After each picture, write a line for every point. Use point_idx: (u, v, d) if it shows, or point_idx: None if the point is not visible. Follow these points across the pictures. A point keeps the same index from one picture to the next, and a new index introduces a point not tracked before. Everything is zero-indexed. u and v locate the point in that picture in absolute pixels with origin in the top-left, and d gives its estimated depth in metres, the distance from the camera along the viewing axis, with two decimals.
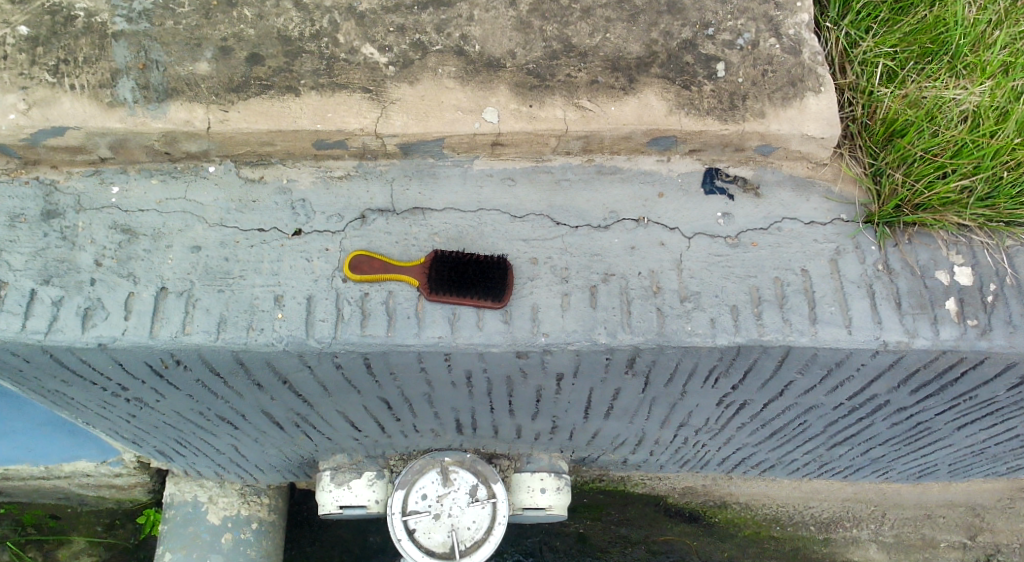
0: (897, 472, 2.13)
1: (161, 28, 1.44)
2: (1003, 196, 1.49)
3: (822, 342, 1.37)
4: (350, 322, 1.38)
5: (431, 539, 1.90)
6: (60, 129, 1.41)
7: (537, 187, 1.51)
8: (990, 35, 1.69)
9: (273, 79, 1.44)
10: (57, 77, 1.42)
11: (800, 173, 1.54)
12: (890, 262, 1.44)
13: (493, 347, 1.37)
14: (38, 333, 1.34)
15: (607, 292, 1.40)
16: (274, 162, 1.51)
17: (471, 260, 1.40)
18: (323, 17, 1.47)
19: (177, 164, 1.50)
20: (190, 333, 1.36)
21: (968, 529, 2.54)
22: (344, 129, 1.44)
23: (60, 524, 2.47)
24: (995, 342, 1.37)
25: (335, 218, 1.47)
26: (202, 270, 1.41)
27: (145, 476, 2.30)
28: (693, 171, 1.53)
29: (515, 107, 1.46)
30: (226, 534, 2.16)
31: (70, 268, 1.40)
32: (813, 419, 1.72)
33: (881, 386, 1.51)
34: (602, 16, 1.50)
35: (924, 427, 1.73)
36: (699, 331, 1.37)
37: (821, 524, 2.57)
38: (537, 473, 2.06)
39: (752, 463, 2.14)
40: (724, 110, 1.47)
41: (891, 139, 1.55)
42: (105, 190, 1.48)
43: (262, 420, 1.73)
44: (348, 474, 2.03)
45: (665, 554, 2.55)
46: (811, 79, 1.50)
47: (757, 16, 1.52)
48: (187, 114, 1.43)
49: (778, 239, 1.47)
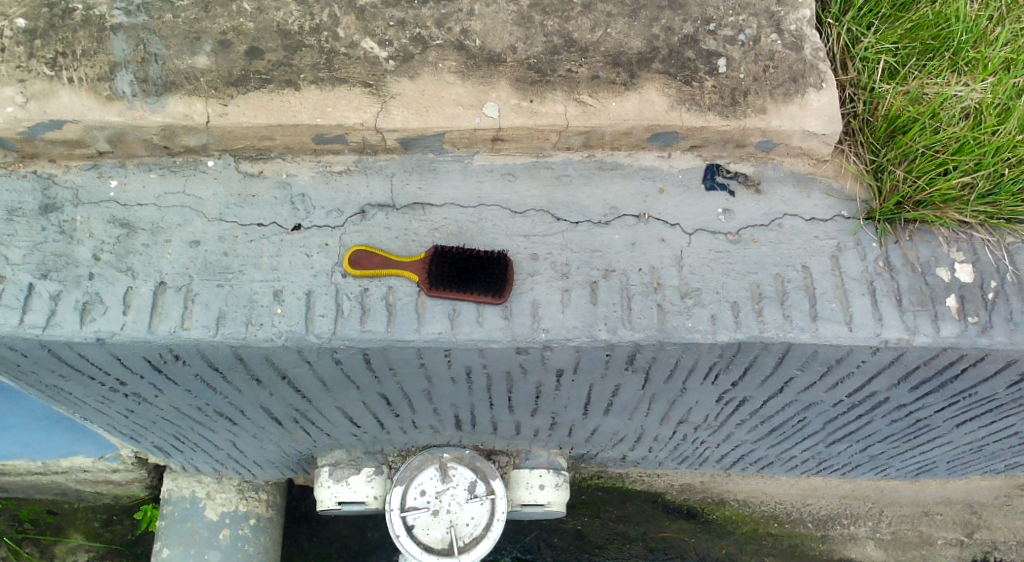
0: (894, 469, 2.13)
1: (160, 21, 1.43)
2: (1004, 193, 1.49)
3: (823, 339, 1.36)
4: (350, 317, 1.37)
5: (430, 535, 1.90)
6: (58, 123, 1.41)
7: (536, 183, 1.51)
8: (992, 32, 1.68)
9: (273, 73, 1.43)
10: (55, 70, 1.41)
11: (801, 170, 1.54)
12: (890, 258, 1.44)
13: (494, 343, 1.37)
14: (36, 327, 1.34)
15: (607, 288, 1.40)
16: (274, 156, 1.51)
17: (471, 256, 1.39)
18: (323, 11, 1.46)
19: (176, 159, 1.50)
20: (188, 328, 1.35)
21: (965, 526, 2.55)
22: (344, 124, 1.43)
23: (57, 520, 2.46)
24: (996, 339, 1.37)
25: (335, 213, 1.46)
26: (201, 264, 1.40)
27: (143, 472, 2.29)
28: (694, 168, 1.53)
29: (515, 102, 1.46)
30: (224, 530, 2.15)
31: (68, 262, 1.39)
32: (812, 416, 1.72)
33: (881, 383, 1.51)
34: (604, 11, 1.49)
35: (922, 424, 1.74)
36: (700, 328, 1.36)
37: (819, 521, 2.57)
38: (536, 470, 2.06)
39: (751, 459, 2.14)
40: (725, 105, 1.47)
41: (893, 135, 1.55)
42: (103, 184, 1.47)
43: (261, 415, 1.73)
44: (347, 470, 2.03)
45: (663, 550, 2.56)
46: (813, 75, 1.49)
47: (759, 11, 1.51)
48: (186, 108, 1.42)
49: (779, 236, 1.46)
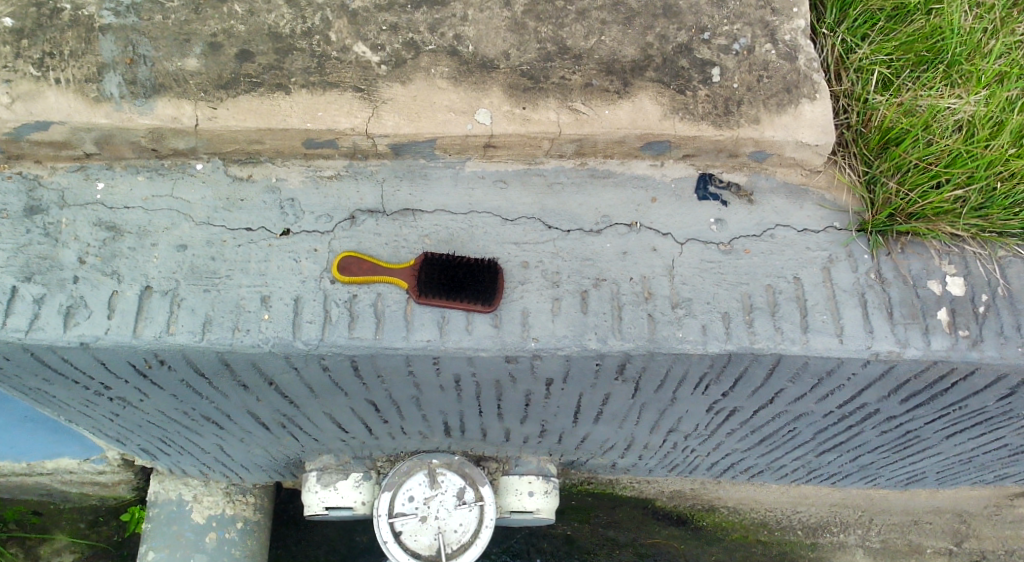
0: (885, 479, 2.13)
1: (150, 22, 1.42)
2: (996, 207, 1.49)
3: (814, 351, 1.36)
4: (338, 324, 1.36)
5: (418, 541, 1.89)
6: (44, 125, 1.39)
7: (529, 190, 1.50)
8: (986, 44, 1.69)
9: (263, 77, 1.42)
10: (41, 70, 1.39)
11: (794, 180, 1.53)
12: (882, 270, 1.44)
13: (483, 351, 1.36)
14: (19, 331, 1.32)
15: (598, 298, 1.39)
16: (263, 160, 1.49)
17: (460, 264, 1.38)
18: (315, 14, 1.44)
19: (165, 162, 1.48)
20: (174, 334, 1.34)
21: (954, 535, 2.55)
22: (335, 128, 1.42)
23: (42, 520, 2.44)
24: (986, 353, 1.37)
25: (325, 219, 1.45)
26: (188, 269, 1.39)
27: (129, 474, 2.27)
28: (686, 177, 1.52)
29: (508, 109, 1.45)
30: (210, 534, 2.14)
31: (53, 265, 1.37)
32: (802, 426, 1.72)
33: (870, 395, 1.50)
34: (598, 18, 1.48)
35: (912, 435, 1.73)
36: (690, 338, 1.36)
37: (808, 529, 2.57)
38: (525, 476, 2.05)
39: (741, 468, 2.13)
40: (718, 115, 1.46)
41: (886, 147, 1.55)
42: (89, 186, 1.45)
43: (247, 420, 1.71)
44: (335, 475, 2.01)
45: (652, 557, 2.54)
46: (807, 85, 1.49)
47: (753, 21, 1.51)
48: (175, 111, 1.41)
49: (771, 247, 1.46)
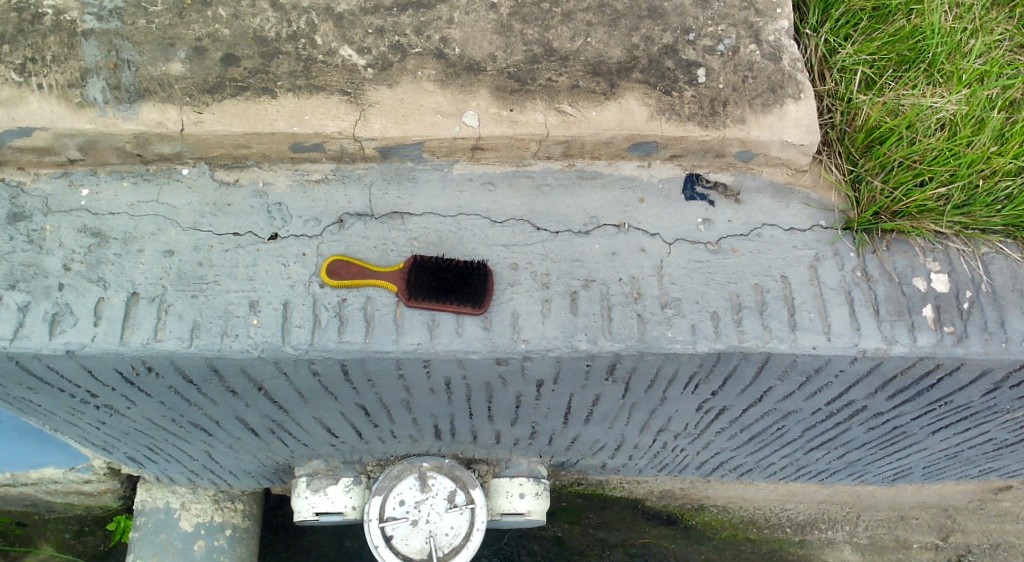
0: (872, 475, 2.15)
1: (133, 27, 1.41)
2: (978, 204, 1.51)
3: (801, 349, 1.37)
4: (328, 328, 1.35)
5: (409, 545, 1.88)
6: (26, 130, 1.38)
7: (517, 192, 1.50)
8: (966, 44, 1.71)
9: (249, 81, 1.41)
10: (23, 76, 1.38)
11: (780, 179, 1.54)
12: (868, 268, 1.45)
13: (474, 354, 1.35)
14: (3, 340, 1.30)
15: (588, 299, 1.39)
16: (250, 164, 1.48)
17: (450, 267, 1.38)
18: (301, 18, 1.44)
19: (149, 167, 1.47)
20: (161, 340, 1.33)
21: (939, 530, 2.58)
22: (321, 132, 1.41)
23: (26, 531, 2.40)
24: (971, 349, 1.38)
25: (313, 222, 1.44)
26: (175, 275, 1.38)
27: (115, 482, 2.25)
28: (674, 177, 1.53)
29: (495, 111, 1.45)
30: (199, 542, 2.12)
31: (37, 273, 1.36)
32: (790, 424, 1.73)
33: (858, 392, 1.52)
34: (584, 20, 1.49)
35: (898, 432, 1.75)
36: (679, 337, 1.36)
37: (796, 526, 2.59)
38: (516, 478, 2.05)
39: (729, 467, 2.15)
40: (705, 115, 1.47)
41: (870, 146, 1.57)
42: (74, 193, 1.44)
43: (236, 426, 1.70)
44: (325, 480, 2.00)
45: (643, 557, 2.55)
46: (791, 85, 1.50)
47: (738, 22, 1.52)
48: (159, 115, 1.40)
49: (758, 245, 1.47)
